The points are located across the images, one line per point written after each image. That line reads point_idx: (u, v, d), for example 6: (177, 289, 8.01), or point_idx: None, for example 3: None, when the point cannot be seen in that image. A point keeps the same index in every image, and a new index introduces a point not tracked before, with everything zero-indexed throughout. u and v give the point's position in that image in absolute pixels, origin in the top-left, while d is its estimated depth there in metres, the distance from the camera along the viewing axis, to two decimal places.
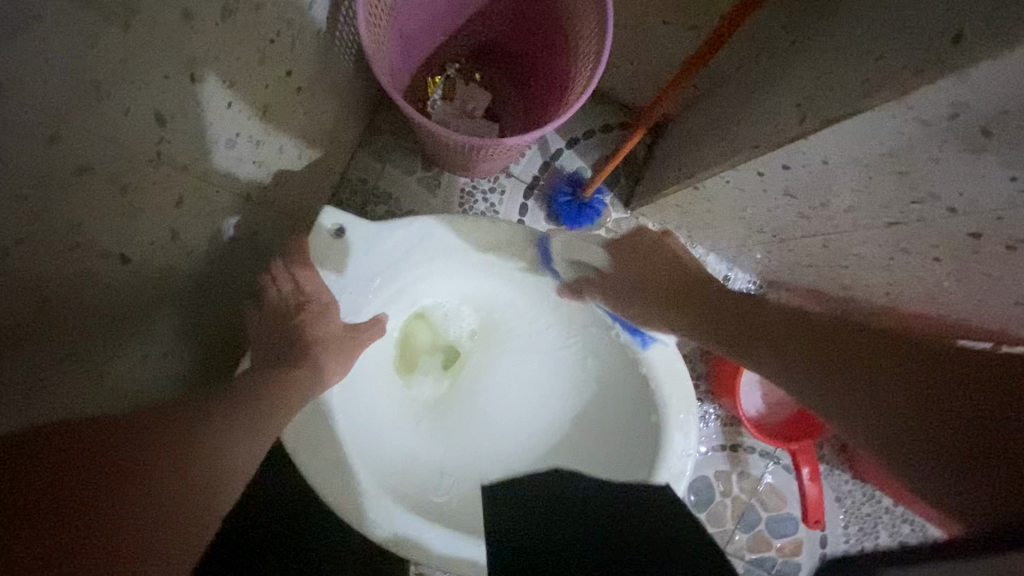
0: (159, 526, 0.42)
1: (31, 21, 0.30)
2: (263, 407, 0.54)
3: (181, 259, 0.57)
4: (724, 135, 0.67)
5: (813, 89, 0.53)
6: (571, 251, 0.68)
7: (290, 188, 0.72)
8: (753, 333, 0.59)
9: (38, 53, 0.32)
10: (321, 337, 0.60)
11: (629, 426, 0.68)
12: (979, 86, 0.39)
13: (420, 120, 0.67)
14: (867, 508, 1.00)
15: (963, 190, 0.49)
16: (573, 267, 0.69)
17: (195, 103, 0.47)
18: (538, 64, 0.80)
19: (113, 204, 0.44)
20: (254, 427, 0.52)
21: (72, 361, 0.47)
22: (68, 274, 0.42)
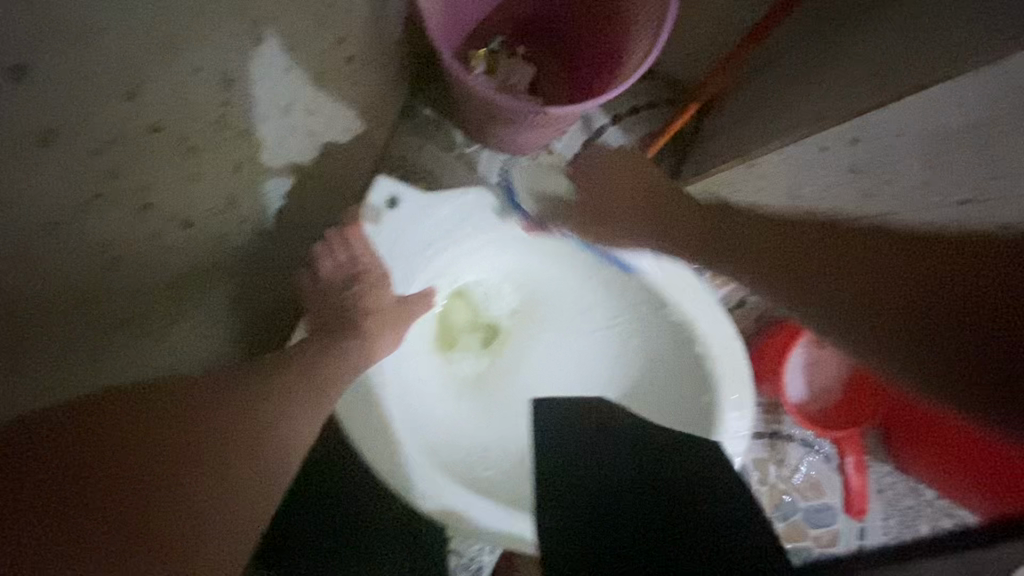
0: (214, 491, 0.43)
1: None
2: (319, 378, 0.54)
3: (235, 228, 0.57)
4: (786, 110, 0.65)
5: (893, 57, 0.50)
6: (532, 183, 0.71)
7: (337, 161, 0.71)
8: (725, 244, 0.58)
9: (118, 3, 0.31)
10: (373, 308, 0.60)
11: (677, 408, 0.67)
12: None
13: (472, 81, 0.65)
14: (909, 501, 0.97)
15: None
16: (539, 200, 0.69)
17: (257, 66, 0.47)
18: (587, 37, 0.78)
19: (178, 167, 0.44)
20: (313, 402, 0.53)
21: (132, 327, 0.48)
22: (134, 235, 0.43)
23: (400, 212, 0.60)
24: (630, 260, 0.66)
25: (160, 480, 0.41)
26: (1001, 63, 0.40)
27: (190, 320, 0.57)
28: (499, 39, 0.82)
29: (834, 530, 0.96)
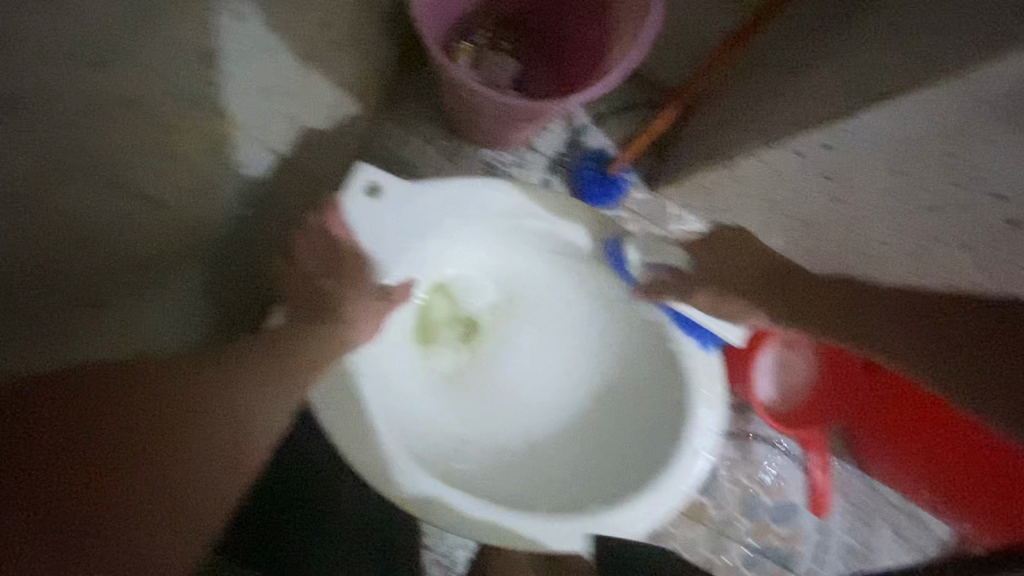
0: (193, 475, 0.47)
1: None
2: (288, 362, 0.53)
3: (210, 210, 0.56)
4: (764, 115, 0.66)
5: (866, 65, 0.52)
6: (650, 252, 0.67)
7: (318, 148, 0.70)
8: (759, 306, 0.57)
9: None
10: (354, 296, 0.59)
11: (651, 402, 0.69)
12: None
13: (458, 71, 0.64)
14: (870, 500, 1.01)
15: (1011, 176, 0.48)
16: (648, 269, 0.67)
17: (236, 46, 0.46)
18: (570, 35, 0.79)
19: (151, 143, 0.43)
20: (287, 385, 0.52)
21: (88, 308, 0.45)
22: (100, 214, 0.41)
23: (383, 202, 0.60)
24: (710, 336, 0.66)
25: (96, 484, 0.43)
26: (963, 75, 0.42)
27: (156, 300, 0.54)
28: (484, 33, 0.82)
29: (798, 526, 0.99)
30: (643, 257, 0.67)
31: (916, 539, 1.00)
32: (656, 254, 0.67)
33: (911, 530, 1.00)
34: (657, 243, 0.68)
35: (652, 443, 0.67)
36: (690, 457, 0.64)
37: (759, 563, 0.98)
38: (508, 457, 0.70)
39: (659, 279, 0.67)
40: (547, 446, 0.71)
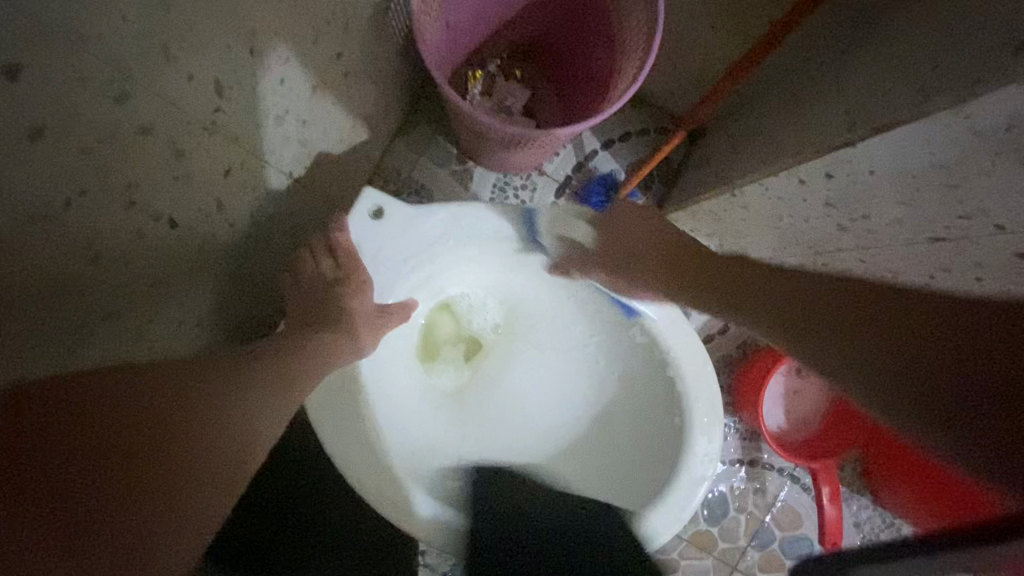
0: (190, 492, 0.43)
1: None
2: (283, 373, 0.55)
3: (223, 229, 0.57)
4: (768, 142, 0.67)
5: (865, 98, 0.52)
6: (557, 225, 0.67)
7: (330, 168, 0.73)
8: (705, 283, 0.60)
9: (112, 17, 0.33)
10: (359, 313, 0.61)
11: (650, 427, 0.68)
12: None
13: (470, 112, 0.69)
14: (890, 537, 1.02)
15: (1014, 207, 0.49)
16: (561, 244, 0.68)
17: (252, 76, 0.49)
18: (578, 65, 0.81)
19: (170, 167, 0.46)
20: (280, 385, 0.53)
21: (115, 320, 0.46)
22: (123, 234, 0.43)
23: (385, 223, 0.61)
24: (634, 304, 0.67)
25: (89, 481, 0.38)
26: (959, 108, 0.42)
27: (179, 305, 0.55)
28: (495, 63, 0.85)
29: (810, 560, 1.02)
30: (551, 230, 0.67)
31: None
32: (561, 227, 0.67)
33: None
34: (569, 215, 0.67)
35: (648, 468, 0.66)
36: (689, 482, 0.62)
37: None
38: None
39: (568, 253, 0.69)
40: (542, 466, 0.70)
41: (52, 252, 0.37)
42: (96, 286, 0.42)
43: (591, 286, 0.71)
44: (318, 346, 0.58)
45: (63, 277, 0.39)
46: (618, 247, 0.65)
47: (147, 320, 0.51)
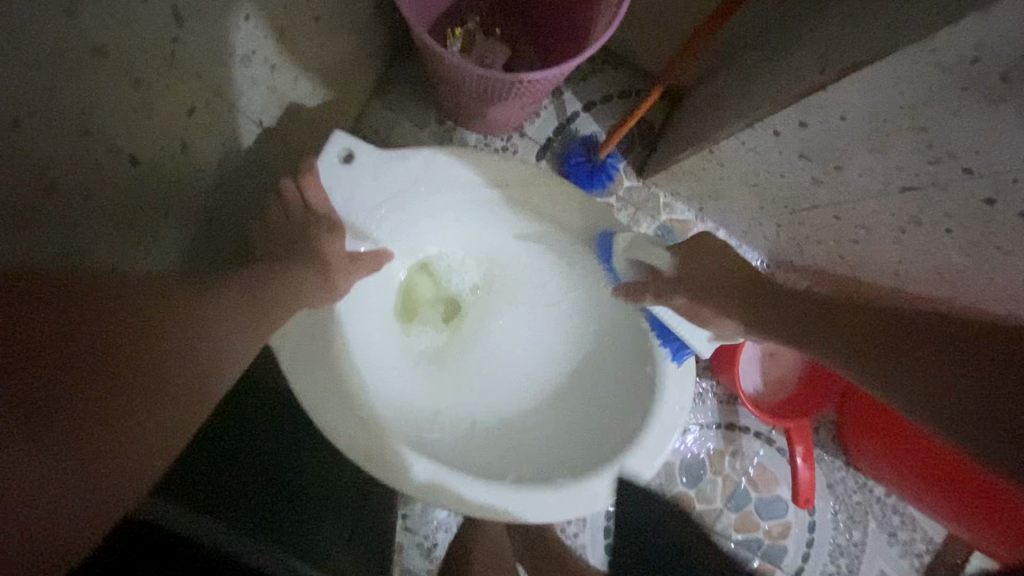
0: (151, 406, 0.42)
1: None
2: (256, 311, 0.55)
3: (188, 174, 0.56)
4: (744, 94, 0.67)
5: (837, 40, 0.52)
6: (632, 250, 0.67)
7: (303, 121, 0.71)
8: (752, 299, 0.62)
9: None
10: (329, 260, 0.60)
11: (626, 380, 0.68)
12: (1002, 24, 0.39)
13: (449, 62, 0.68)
14: (858, 496, 1.08)
15: (980, 148, 0.49)
16: (631, 266, 0.68)
17: (214, 8, 0.47)
18: (558, 19, 0.79)
19: (127, 99, 0.44)
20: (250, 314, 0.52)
21: (75, 253, 0.45)
22: (78, 164, 0.42)
23: (356, 170, 0.61)
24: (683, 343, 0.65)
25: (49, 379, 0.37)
26: (925, 41, 0.42)
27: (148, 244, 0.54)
28: (474, 19, 0.83)
29: (784, 520, 1.06)
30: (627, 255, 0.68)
31: (906, 536, 1.08)
32: (642, 254, 0.67)
33: (901, 527, 1.09)
34: (645, 243, 0.67)
35: (620, 419, 0.66)
36: (665, 431, 0.62)
37: (743, 555, 1.05)
38: (482, 430, 0.69)
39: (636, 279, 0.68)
40: (518, 418, 0.71)
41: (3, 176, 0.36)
42: (53, 210, 0.41)
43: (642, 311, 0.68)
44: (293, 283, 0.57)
45: (15, 200, 0.38)
46: (696, 277, 0.64)
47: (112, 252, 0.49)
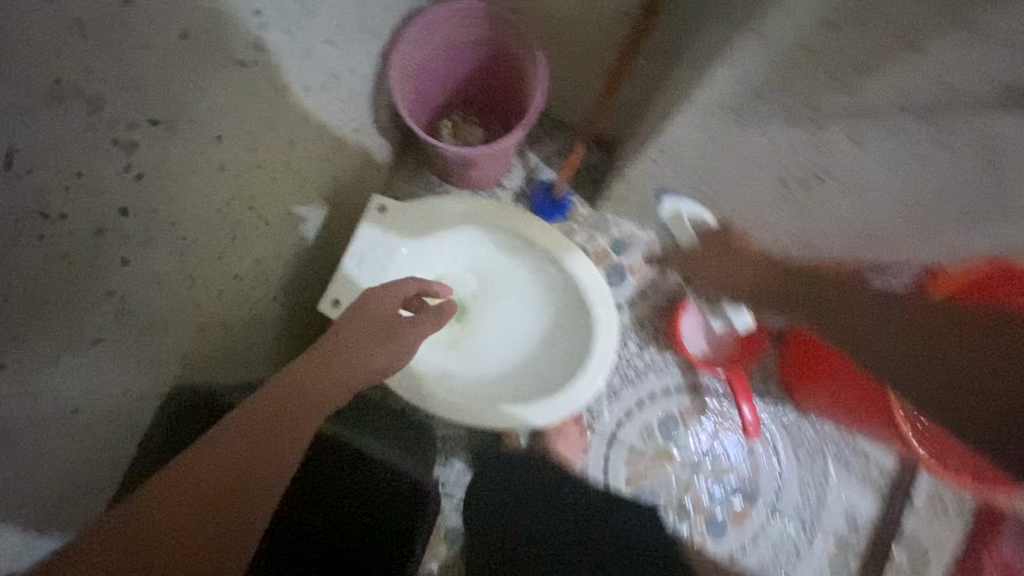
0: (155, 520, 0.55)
1: (251, 103, 0.68)
2: (294, 417, 0.64)
3: (290, 231, 0.93)
4: (635, 138, 1.02)
5: (664, 103, 0.87)
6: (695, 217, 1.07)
7: (349, 194, 1.08)
8: (736, 267, 0.99)
9: (248, 122, 0.70)
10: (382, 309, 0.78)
11: (574, 329, 1.01)
12: (720, 90, 0.72)
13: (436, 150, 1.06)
14: (811, 436, 1.31)
15: (756, 150, 0.82)
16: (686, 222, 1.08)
17: (306, 136, 0.85)
18: (509, 106, 1.16)
19: (266, 192, 0.81)
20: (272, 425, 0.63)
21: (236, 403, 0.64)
22: (244, 226, 0.79)
23: (386, 213, 0.96)
24: (567, 260, 0.99)
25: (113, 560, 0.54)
26: (692, 102, 0.76)
27: (264, 274, 0.90)
28: (455, 114, 1.20)
29: (751, 458, 1.30)
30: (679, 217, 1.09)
31: (860, 467, 1.30)
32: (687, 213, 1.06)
33: (854, 459, 1.30)
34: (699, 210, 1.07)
35: (574, 355, 0.98)
36: (605, 354, 0.94)
37: (724, 498, 1.29)
38: (484, 379, 1.02)
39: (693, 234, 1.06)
40: (510, 371, 1.03)
41: (210, 233, 0.71)
42: (200, 279, 0.73)
43: (534, 251, 1.03)
44: (355, 282, 0.93)
45: (181, 271, 0.68)
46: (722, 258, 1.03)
47: (248, 280, 0.85)
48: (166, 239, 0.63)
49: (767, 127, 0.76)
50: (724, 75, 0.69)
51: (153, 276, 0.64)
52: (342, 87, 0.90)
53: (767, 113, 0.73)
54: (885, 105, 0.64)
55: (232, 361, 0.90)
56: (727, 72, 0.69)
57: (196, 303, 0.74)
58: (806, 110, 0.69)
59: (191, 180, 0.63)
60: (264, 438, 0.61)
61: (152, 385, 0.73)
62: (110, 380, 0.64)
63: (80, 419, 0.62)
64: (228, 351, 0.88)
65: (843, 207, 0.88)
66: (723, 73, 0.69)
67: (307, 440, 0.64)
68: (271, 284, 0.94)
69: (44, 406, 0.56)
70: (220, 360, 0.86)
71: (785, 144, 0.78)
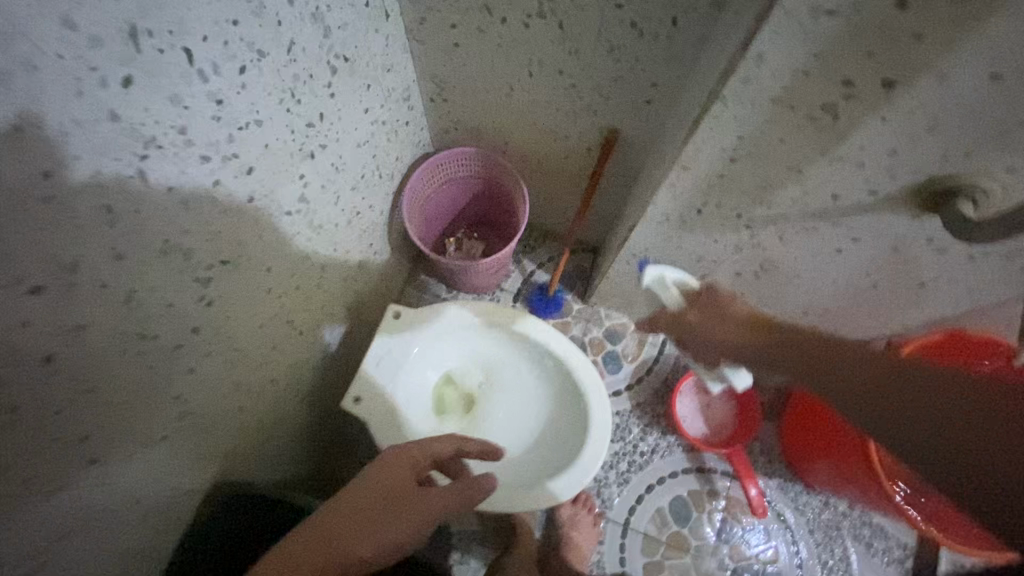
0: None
1: (293, 242, 0.87)
2: (340, 539, 0.66)
3: (318, 341, 1.08)
4: (611, 246, 1.19)
5: (628, 217, 1.04)
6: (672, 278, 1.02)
7: (367, 304, 1.25)
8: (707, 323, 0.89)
9: (289, 259, 0.88)
10: (397, 481, 0.75)
11: (573, 413, 1.11)
12: (664, 211, 0.89)
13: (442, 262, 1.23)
14: (826, 514, 1.31)
15: (708, 252, 0.97)
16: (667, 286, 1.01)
17: (334, 262, 1.03)
18: (504, 223, 1.36)
19: (299, 311, 0.97)
20: (326, 527, 0.66)
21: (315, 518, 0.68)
22: (280, 340, 0.93)
23: (401, 318, 1.09)
24: (564, 352, 1.11)
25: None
26: (644, 219, 0.93)
27: (295, 379, 1.03)
28: (459, 232, 1.41)
29: (770, 539, 1.30)
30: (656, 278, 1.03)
31: (882, 545, 1.27)
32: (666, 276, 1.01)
33: (874, 538, 1.28)
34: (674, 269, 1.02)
35: (574, 437, 1.08)
36: (601, 433, 1.03)
37: None
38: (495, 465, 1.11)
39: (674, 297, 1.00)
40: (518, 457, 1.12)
41: (256, 345, 0.86)
42: (244, 387, 0.87)
43: (532, 345, 1.14)
44: (371, 382, 1.04)
45: (228, 381, 0.82)
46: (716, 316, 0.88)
47: (281, 385, 0.99)
48: (222, 352, 0.78)
49: (710, 235, 0.92)
50: (662, 202, 0.86)
51: (208, 384, 0.78)
52: (364, 222, 1.10)
53: (707, 225, 0.89)
54: (794, 216, 0.79)
55: (263, 459, 1.00)
56: (663, 198, 0.85)
57: (239, 407, 0.87)
58: (738, 221, 0.85)
59: (243, 307, 0.80)
60: (317, 553, 0.64)
61: (196, 484, 0.83)
62: (164, 479, 0.75)
63: (138, 513, 0.72)
64: (260, 448, 0.98)
65: (794, 293, 1.01)
66: (660, 199, 0.85)
67: (347, 557, 0.65)
68: (301, 387, 1.07)
69: (113, 503, 0.67)
70: (253, 459, 0.97)
71: (729, 246, 0.93)
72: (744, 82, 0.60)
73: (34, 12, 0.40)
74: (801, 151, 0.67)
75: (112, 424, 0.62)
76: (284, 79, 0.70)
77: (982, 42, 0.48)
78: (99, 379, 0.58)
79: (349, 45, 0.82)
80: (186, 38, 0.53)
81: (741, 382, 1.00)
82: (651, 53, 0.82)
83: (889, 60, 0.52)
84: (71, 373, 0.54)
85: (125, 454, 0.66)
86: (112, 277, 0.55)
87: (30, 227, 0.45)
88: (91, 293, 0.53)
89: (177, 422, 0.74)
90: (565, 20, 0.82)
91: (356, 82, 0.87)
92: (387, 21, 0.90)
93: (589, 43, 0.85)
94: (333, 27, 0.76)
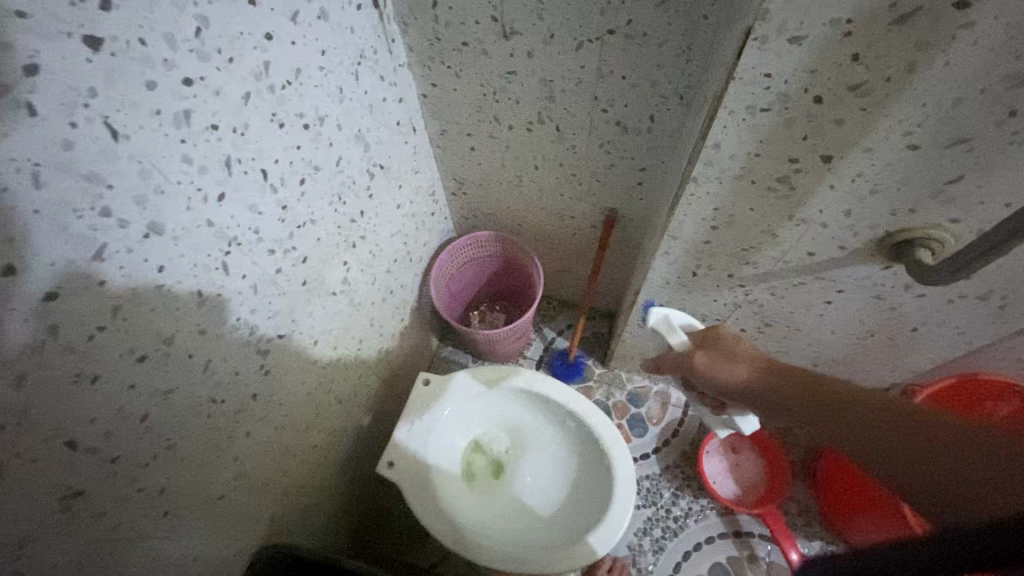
0: None
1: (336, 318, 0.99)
2: None
3: (356, 409, 1.18)
4: (624, 310, 1.28)
5: (634, 282, 1.14)
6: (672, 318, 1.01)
7: (399, 375, 1.35)
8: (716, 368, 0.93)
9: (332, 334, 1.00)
10: None
11: (598, 474, 1.14)
12: (663, 274, 0.99)
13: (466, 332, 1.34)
14: None
15: (709, 309, 1.05)
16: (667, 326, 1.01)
17: (371, 336, 1.16)
18: (523, 296, 1.47)
19: (340, 380, 1.08)
20: None
21: None
22: (323, 407, 1.04)
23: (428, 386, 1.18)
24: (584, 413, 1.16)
25: None
26: (647, 282, 1.02)
27: (336, 445, 1.12)
28: (482, 306, 1.53)
29: None
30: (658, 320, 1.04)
31: None
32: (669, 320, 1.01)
33: None
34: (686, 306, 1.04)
35: (602, 496, 1.10)
36: (627, 491, 1.06)
37: None
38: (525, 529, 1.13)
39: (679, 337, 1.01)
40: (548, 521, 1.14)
41: (302, 410, 0.96)
42: (289, 453, 0.96)
43: (554, 407, 1.21)
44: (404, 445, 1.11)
45: (277, 446, 0.92)
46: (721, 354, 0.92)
47: (323, 451, 1.07)
48: (273, 417, 0.88)
49: (708, 293, 1.00)
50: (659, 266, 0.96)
51: (260, 449, 0.87)
52: (397, 299, 1.23)
53: (704, 285, 0.98)
54: (780, 272, 0.88)
55: (304, 525, 1.06)
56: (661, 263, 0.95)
57: (285, 471, 0.96)
58: (730, 280, 0.94)
59: (293, 376, 0.91)
60: None
61: (245, 544, 0.89)
62: (218, 538, 0.82)
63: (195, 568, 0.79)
64: (303, 513, 1.05)
65: (798, 344, 1.06)
66: (658, 264, 0.96)
67: None
68: (341, 454, 1.15)
69: (177, 554, 0.74)
70: (295, 524, 1.03)
71: (727, 303, 1.01)
72: (708, 164, 0.71)
73: (167, 154, 0.56)
74: (770, 216, 0.76)
75: (182, 479, 0.71)
76: (334, 184, 0.87)
77: (892, 121, 0.59)
78: (177, 436, 0.68)
79: (385, 155, 0.99)
80: (263, 161, 0.70)
81: (749, 424, 1.00)
82: (636, 143, 0.97)
83: (822, 140, 0.63)
84: (157, 430, 0.65)
85: (190, 511, 0.74)
86: (196, 345, 0.67)
87: (144, 308, 0.58)
88: (178, 359, 0.65)
89: (232, 483, 0.82)
90: (561, 122, 0.98)
91: (391, 183, 1.04)
92: (415, 134, 1.08)
93: (583, 139, 1.00)
94: (372, 142, 0.94)
